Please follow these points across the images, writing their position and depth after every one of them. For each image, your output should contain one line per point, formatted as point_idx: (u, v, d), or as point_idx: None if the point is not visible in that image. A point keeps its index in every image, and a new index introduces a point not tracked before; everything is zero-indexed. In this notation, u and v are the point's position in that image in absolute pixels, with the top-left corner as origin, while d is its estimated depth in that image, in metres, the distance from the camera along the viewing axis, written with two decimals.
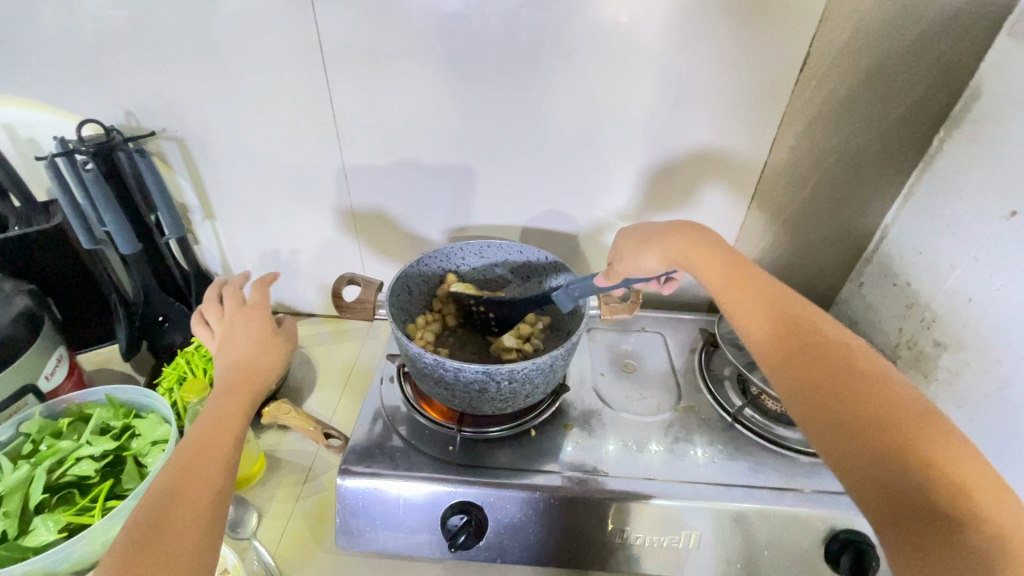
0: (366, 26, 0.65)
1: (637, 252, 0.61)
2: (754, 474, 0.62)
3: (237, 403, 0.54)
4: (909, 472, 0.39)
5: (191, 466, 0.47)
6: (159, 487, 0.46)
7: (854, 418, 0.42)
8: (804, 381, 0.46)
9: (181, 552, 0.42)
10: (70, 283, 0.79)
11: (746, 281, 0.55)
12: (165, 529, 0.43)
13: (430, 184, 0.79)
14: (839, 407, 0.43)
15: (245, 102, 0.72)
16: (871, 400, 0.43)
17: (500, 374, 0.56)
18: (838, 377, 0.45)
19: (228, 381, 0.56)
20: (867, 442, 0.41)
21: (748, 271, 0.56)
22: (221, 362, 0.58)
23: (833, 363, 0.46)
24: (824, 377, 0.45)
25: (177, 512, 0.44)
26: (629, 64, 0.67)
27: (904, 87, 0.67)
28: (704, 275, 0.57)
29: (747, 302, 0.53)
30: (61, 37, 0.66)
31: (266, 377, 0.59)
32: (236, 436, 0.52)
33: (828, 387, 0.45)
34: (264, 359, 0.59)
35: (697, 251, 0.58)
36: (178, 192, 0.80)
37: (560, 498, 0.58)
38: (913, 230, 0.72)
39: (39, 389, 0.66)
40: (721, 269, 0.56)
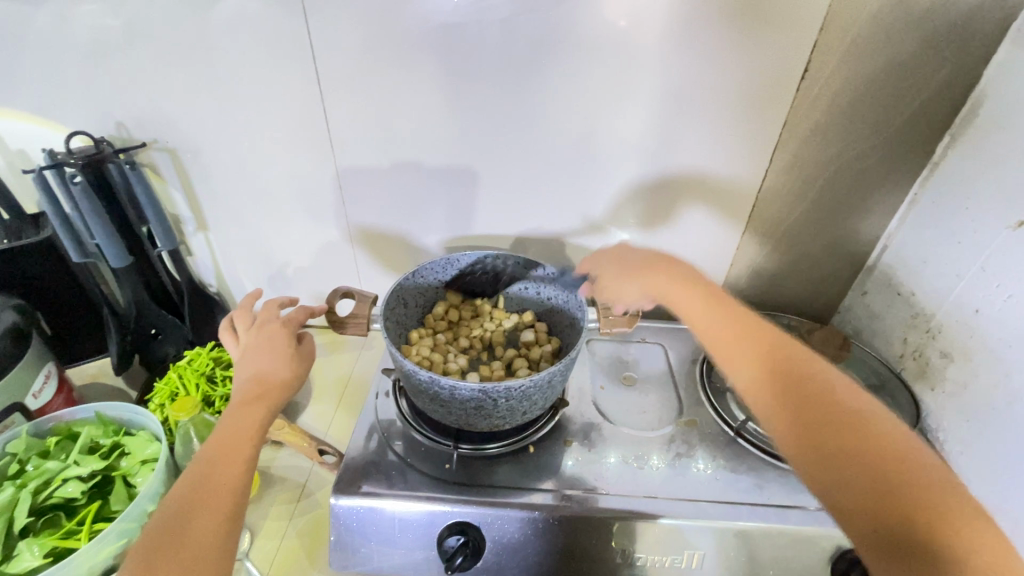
0: (360, 35, 0.64)
1: (619, 281, 0.63)
2: (758, 491, 0.61)
3: (255, 417, 0.51)
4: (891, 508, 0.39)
5: (210, 475, 0.46)
6: (172, 506, 0.44)
7: (834, 454, 0.43)
8: (789, 415, 0.46)
9: (197, 568, 0.41)
10: (61, 296, 0.78)
11: (726, 308, 0.56)
12: (178, 550, 0.42)
13: (427, 194, 0.78)
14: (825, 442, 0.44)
15: (238, 112, 0.70)
16: (850, 443, 0.43)
17: (497, 392, 0.55)
18: (818, 416, 0.45)
19: (249, 391, 0.53)
20: (854, 480, 0.41)
21: (728, 306, 0.56)
22: (242, 372, 0.55)
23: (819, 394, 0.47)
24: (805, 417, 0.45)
25: (190, 532, 0.43)
26: (627, 72, 0.66)
27: (908, 94, 0.66)
28: (682, 310, 0.58)
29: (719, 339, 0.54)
30: (49, 46, 0.65)
31: (286, 390, 0.55)
32: (255, 447, 0.50)
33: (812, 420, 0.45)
34: (287, 372, 0.56)
35: (679, 277, 0.59)
36: (170, 203, 0.79)
37: (559, 517, 0.57)
38: (917, 238, 0.71)
39: (26, 407, 0.65)
40: (698, 304, 0.57)
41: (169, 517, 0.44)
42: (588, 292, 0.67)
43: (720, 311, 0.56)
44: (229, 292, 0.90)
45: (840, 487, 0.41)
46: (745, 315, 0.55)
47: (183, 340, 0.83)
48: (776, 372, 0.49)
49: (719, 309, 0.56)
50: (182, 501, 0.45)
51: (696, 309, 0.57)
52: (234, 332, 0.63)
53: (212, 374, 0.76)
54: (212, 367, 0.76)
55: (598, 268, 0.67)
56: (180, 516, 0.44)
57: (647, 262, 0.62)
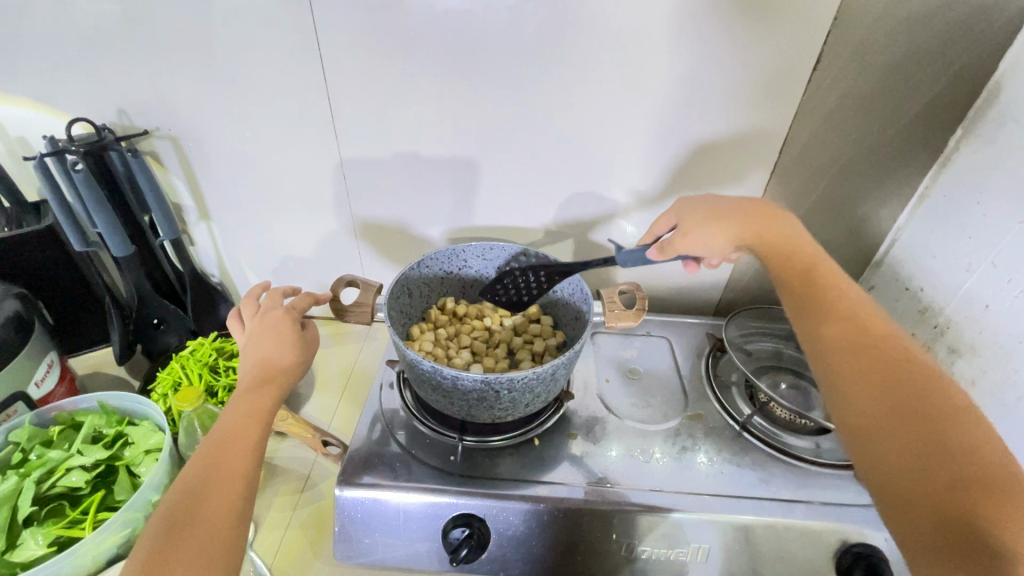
0: (366, 23, 0.63)
1: (701, 226, 0.60)
2: (764, 485, 0.61)
3: (266, 399, 0.52)
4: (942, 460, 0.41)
5: (222, 455, 0.46)
6: (184, 484, 0.45)
7: (890, 414, 0.44)
8: (857, 372, 0.47)
9: (212, 543, 0.42)
10: (62, 285, 0.78)
11: (834, 280, 0.56)
12: (191, 525, 0.42)
13: (431, 186, 0.77)
14: (889, 398, 0.45)
15: (241, 101, 0.70)
16: (906, 405, 0.44)
17: (500, 383, 0.54)
18: (884, 379, 0.46)
19: (255, 376, 0.53)
20: (902, 438, 0.43)
21: (824, 274, 0.56)
22: (247, 358, 0.55)
23: (889, 357, 0.48)
24: (871, 376, 0.47)
25: (206, 508, 0.43)
26: (636, 62, 0.65)
27: (919, 86, 0.65)
28: (776, 264, 0.58)
29: (809, 301, 0.54)
30: (50, 31, 0.64)
31: (293, 378, 0.56)
32: (265, 428, 0.50)
33: (879, 378, 0.46)
34: (292, 358, 0.56)
35: (767, 233, 0.59)
36: (173, 193, 0.78)
37: (563, 510, 0.57)
38: (925, 233, 0.70)
39: (28, 396, 0.64)
40: (794, 264, 0.57)
41: (180, 495, 0.44)
42: (661, 254, 0.61)
43: (818, 277, 0.56)
44: (232, 283, 0.90)
45: (893, 442, 0.43)
46: (846, 282, 0.56)
47: (185, 330, 0.83)
48: (848, 334, 0.50)
49: (810, 271, 0.56)
50: (195, 481, 0.45)
51: (791, 275, 0.57)
52: (241, 321, 0.62)
53: (215, 364, 0.75)
54: (214, 357, 0.76)
55: (678, 218, 0.64)
56: (191, 499, 0.43)
57: (735, 212, 0.61)
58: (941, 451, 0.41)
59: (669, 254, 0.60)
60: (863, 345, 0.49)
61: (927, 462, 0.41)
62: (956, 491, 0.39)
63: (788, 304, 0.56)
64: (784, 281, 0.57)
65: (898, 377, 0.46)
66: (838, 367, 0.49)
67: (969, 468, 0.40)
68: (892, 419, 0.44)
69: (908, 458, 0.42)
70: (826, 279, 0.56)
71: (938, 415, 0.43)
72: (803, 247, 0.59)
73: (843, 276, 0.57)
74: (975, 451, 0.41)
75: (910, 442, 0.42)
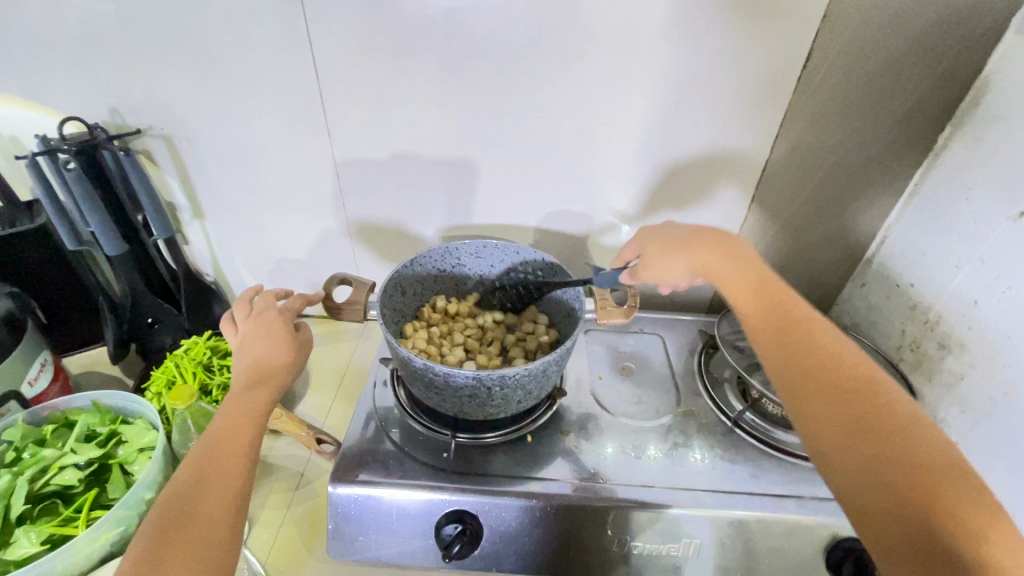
0: (358, 22, 0.63)
1: (662, 258, 0.61)
2: (755, 480, 0.61)
3: (261, 399, 0.52)
4: (910, 483, 0.40)
5: (217, 455, 0.47)
6: (179, 485, 0.45)
7: (855, 440, 0.44)
8: (820, 398, 0.47)
9: (208, 543, 0.42)
10: (55, 285, 0.78)
11: (787, 299, 0.55)
12: (188, 524, 0.42)
13: (424, 184, 0.77)
14: (850, 428, 0.44)
15: (234, 100, 0.70)
16: (869, 429, 0.44)
17: (491, 380, 0.55)
18: (845, 404, 0.46)
19: (247, 377, 0.53)
20: (870, 464, 0.42)
21: (777, 296, 0.55)
22: (241, 359, 0.55)
23: (847, 380, 0.47)
24: (832, 401, 0.46)
25: (202, 507, 0.44)
26: (628, 60, 0.65)
27: (909, 84, 0.65)
28: (729, 289, 0.57)
29: (766, 325, 0.53)
30: (42, 30, 0.64)
31: (288, 378, 0.56)
32: (260, 427, 0.51)
33: (838, 406, 0.46)
34: (286, 358, 0.56)
35: (724, 254, 0.58)
36: (166, 192, 0.78)
37: (555, 506, 0.57)
38: (916, 231, 0.71)
39: (22, 395, 0.64)
40: (748, 286, 0.56)
41: (177, 494, 0.44)
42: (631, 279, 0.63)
43: (771, 299, 0.55)
44: (227, 282, 0.90)
45: (861, 472, 0.42)
46: (798, 302, 0.55)
47: (179, 329, 0.83)
48: (806, 359, 0.50)
49: (763, 293, 0.56)
50: (190, 481, 0.45)
51: (746, 299, 0.56)
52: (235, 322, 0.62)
53: (209, 364, 0.75)
54: (208, 356, 0.76)
55: (640, 247, 0.64)
56: (184, 501, 0.44)
57: (692, 237, 0.60)
58: (909, 477, 0.41)
59: (637, 279, 0.62)
60: (820, 371, 0.48)
61: (895, 491, 0.41)
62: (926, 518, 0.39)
63: (746, 330, 0.55)
64: (739, 307, 0.56)
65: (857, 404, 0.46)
66: (800, 399, 0.48)
67: (935, 492, 0.40)
68: (857, 446, 0.44)
69: (877, 484, 0.41)
70: (781, 299, 0.55)
71: (899, 439, 0.43)
72: (755, 267, 0.58)
73: (794, 294, 0.56)
74: (940, 469, 0.41)
75: (877, 467, 0.42)
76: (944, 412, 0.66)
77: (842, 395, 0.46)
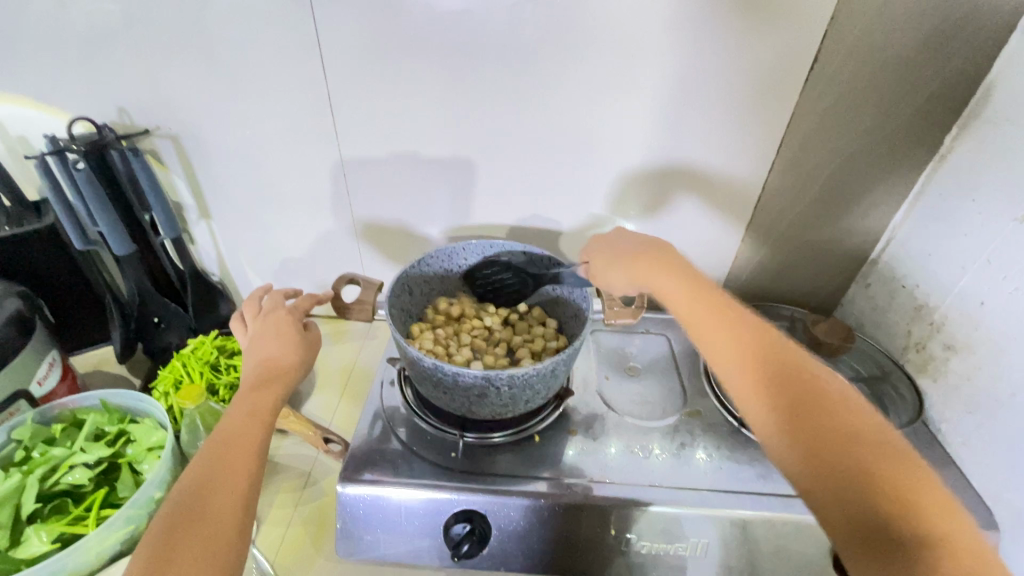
0: (365, 23, 0.63)
1: (607, 269, 0.62)
2: (762, 480, 0.61)
3: (268, 399, 0.52)
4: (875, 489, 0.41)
5: (225, 454, 0.47)
6: (188, 484, 0.45)
7: (822, 448, 0.43)
8: (781, 407, 0.46)
9: (218, 540, 0.42)
10: (63, 285, 0.78)
11: (720, 303, 0.54)
12: (197, 523, 0.42)
13: (431, 185, 0.78)
14: (814, 434, 0.44)
15: (241, 100, 0.70)
16: (833, 437, 0.43)
17: (500, 380, 0.55)
18: (808, 409, 0.45)
19: (256, 377, 0.54)
20: (837, 471, 0.42)
21: (713, 294, 0.55)
22: (250, 359, 0.56)
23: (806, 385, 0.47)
24: (795, 409, 0.46)
25: (211, 505, 0.44)
26: (635, 61, 0.66)
27: (915, 85, 0.65)
28: (665, 295, 0.56)
29: (703, 315, 0.53)
30: (50, 30, 0.64)
31: (296, 378, 0.56)
32: (268, 427, 0.51)
33: (784, 391, 0.47)
34: (294, 357, 0.57)
35: (666, 266, 0.58)
36: (173, 191, 0.78)
37: (563, 505, 0.57)
38: (921, 232, 0.71)
39: (31, 394, 0.64)
40: (682, 290, 0.55)
41: (185, 493, 0.44)
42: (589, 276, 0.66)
43: (715, 302, 0.54)
44: (232, 282, 0.90)
45: (830, 483, 0.42)
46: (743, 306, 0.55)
47: (186, 328, 0.83)
48: (763, 362, 0.49)
49: (709, 295, 0.55)
50: (199, 479, 0.45)
51: (675, 291, 0.56)
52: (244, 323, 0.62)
53: (216, 363, 0.76)
54: (215, 355, 0.76)
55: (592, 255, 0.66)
56: (197, 496, 0.44)
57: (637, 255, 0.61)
58: (877, 485, 0.41)
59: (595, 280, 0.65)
60: (758, 357, 0.49)
61: (853, 485, 0.41)
62: (875, 497, 0.40)
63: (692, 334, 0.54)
64: (667, 301, 0.56)
65: (798, 387, 0.47)
66: (745, 389, 0.49)
67: (878, 470, 0.41)
68: (821, 453, 0.43)
69: (844, 493, 0.41)
70: (725, 303, 0.54)
71: (843, 419, 0.45)
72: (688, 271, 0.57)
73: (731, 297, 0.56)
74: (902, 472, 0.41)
75: (840, 476, 0.42)
76: (950, 413, 0.66)
77: (804, 400, 0.46)
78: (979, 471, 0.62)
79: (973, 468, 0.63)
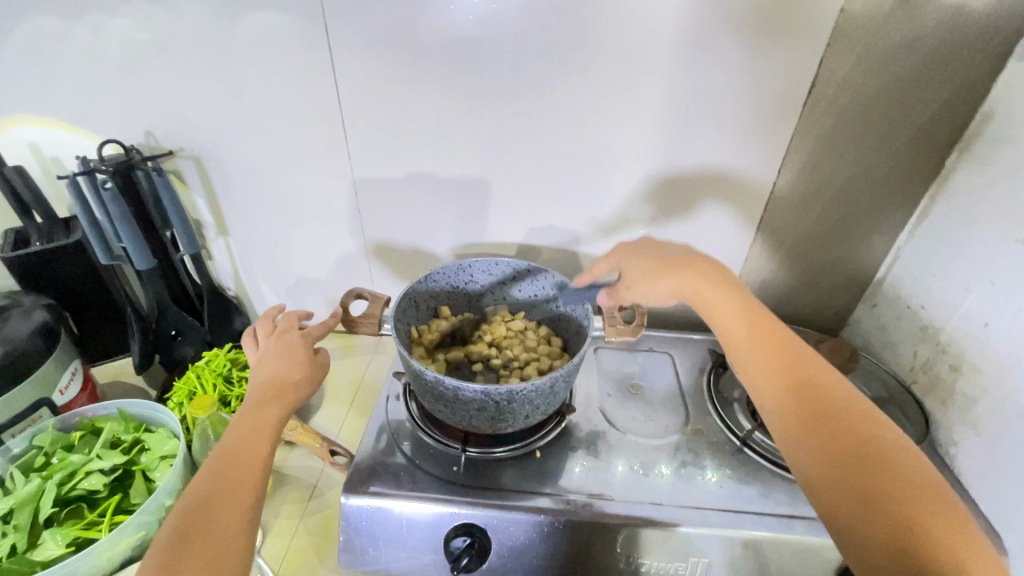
0: (380, 50, 0.67)
1: (648, 280, 0.59)
2: (764, 500, 0.61)
3: (271, 416, 0.53)
4: (897, 518, 0.40)
5: (229, 470, 0.48)
6: (193, 499, 0.46)
7: (858, 475, 0.43)
8: (804, 431, 0.47)
9: (222, 554, 0.43)
10: (87, 298, 0.81)
11: (764, 330, 0.53)
12: (201, 538, 0.43)
13: (439, 202, 0.80)
14: (839, 456, 0.44)
15: (261, 123, 0.73)
16: (868, 461, 0.44)
17: (499, 395, 0.56)
18: (841, 434, 0.45)
19: (262, 394, 0.55)
20: (864, 503, 0.42)
21: (770, 321, 0.54)
22: (258, 377, 0.57)
23: (837, 415, 0.47)
24: (828, 437, 0.46)
25: (214, 521, 0.45)
26: (638, 84, 0.68)
27: (914, 107, 0.66)
28: (721, 323, 0.55)
29: (757, 343, 0.53)
30: (86, 58, 0.68)
31: (300, 395, 0.57)
32: (270, 443, 0.52)
33: (818, 432, 0.46)
34: (302, 375, 0.58)
35: (713, 283, 0.57)
36: (193, 209, 0.82)
37: (563, 522, 0.58)
38: (925, 252, 0.71)
39: (53, 403, 0.67)
40: (738, 311, 0.55)
41: (189, 508, 0.45)
42: (611, 298, 0.65)
43: (754, 325, 0.54)
44: (247, 296, 0.93)
45: (861, 515, 0.41)
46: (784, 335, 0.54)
47: (201, 341, 0.87)
48: (807, 384, 0.49)
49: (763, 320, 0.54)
50: (203, 495, 0.46)
51: (739, 327, 0.54)
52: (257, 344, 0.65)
53: (229, 374, 0.78)
54: (228, 367, 0.79)
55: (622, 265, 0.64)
56: (202, 512, 0.45)
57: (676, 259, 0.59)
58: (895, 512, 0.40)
59: (618, 299, 0.64)
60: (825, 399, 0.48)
61: (885, 514, 0.41)
62: (907, 536, 0.39)
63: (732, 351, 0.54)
64: (723, 330, 0.55)
65: (830, 428, 0.46)
66: (779, 411, 0.49)
67: (925, 526, 0.40)
68: (845, 479, 0.43)
69: (871, 516, 0.41)
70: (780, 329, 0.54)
71: (895, 479, 0.42)
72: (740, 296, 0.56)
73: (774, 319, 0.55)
74: (926, 506, 0.41)
75: (868, 505, 0.41)
76: (957, 435, 0.65)
77: (828, 424, 0.46)
78: (987, 495, 0.61)
79: (983, 494, 0.62)
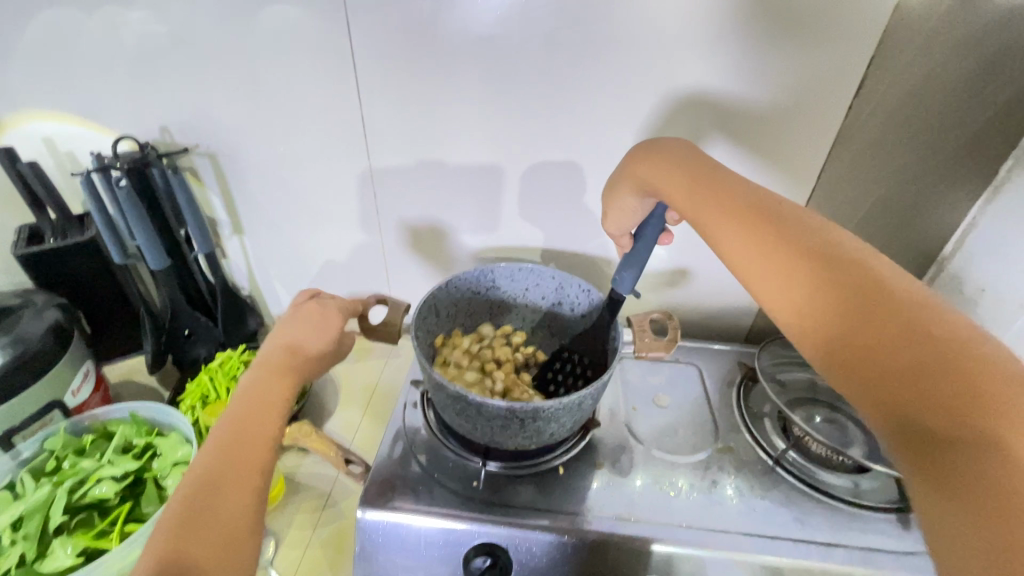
0: (403, 45, 0.64)
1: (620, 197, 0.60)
2: (799, 526, 0.58)
3: (281, 385, 0.50)
4: (923, 377, 0.30)
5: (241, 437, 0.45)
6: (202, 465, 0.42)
7: (865, 339, 0.33)
8: (795, 300, 0.38)
9: (228, 528, 0.40)
10: (99, 296, 0.80)
11: (725, 196, 0.47)
12: (209, 511, 0.40)
13: (459, 198, 0.77)
14: (838, 318, 0.35)
15: (279, 119, 0.71)
16: (875, 319, 0.34)
17: (524, 413, 0.53)
18: (842, 292, 0.36)
19: (277, 360, 0.53)
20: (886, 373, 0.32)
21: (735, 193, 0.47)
22: (276, 340, 0.56)
23: (829, 273, 0.38)
24: (826, 300, 0.36)
25: (223, 494, 0.41)
26: (672, 81, 0.64)
27: (968, 114, 0.62)
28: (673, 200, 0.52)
29: (718, 217, 0.46)
30: (103, 51, 0.66)
31: (311, 373, 0.55)
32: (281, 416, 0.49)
33: (810, 297, 0.37)
34: (322, 356, 0.57)
35: (665, 169, 0.54)
36: (208, 207, 0.80)
37: (588, 542, 0.55)
38: (974, 264, 0.66)
39: (65, 405, 0.66)
40: (690, 189, 0.50)
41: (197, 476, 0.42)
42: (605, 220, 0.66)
43: (710, 193, 0.48)
44: (261, 296, 0.91)
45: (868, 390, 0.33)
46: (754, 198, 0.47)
47: (215, 342, 0.85)
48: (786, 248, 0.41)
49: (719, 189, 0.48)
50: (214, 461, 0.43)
51: (686, 195, 0.50)
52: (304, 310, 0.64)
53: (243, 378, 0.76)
54: (242, 369, 0.77)
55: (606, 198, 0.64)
56: (211, 483, 0.41)
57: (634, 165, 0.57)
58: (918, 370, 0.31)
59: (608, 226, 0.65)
60: (806, 252, 0.39)
61: (907, 385, 0.31)
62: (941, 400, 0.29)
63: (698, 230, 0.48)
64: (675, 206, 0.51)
65: (825, 286, 0.37)
66: (759, 282, 0.41)
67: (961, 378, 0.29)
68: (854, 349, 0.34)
69: (890, 388, 0.32)
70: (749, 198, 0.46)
71: (915, 332, 0.32)
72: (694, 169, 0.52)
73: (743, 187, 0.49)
74: (958, 353, 0.30)
75: (882, 376, 0.32)
76: None
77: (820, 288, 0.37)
78: None
79: None
